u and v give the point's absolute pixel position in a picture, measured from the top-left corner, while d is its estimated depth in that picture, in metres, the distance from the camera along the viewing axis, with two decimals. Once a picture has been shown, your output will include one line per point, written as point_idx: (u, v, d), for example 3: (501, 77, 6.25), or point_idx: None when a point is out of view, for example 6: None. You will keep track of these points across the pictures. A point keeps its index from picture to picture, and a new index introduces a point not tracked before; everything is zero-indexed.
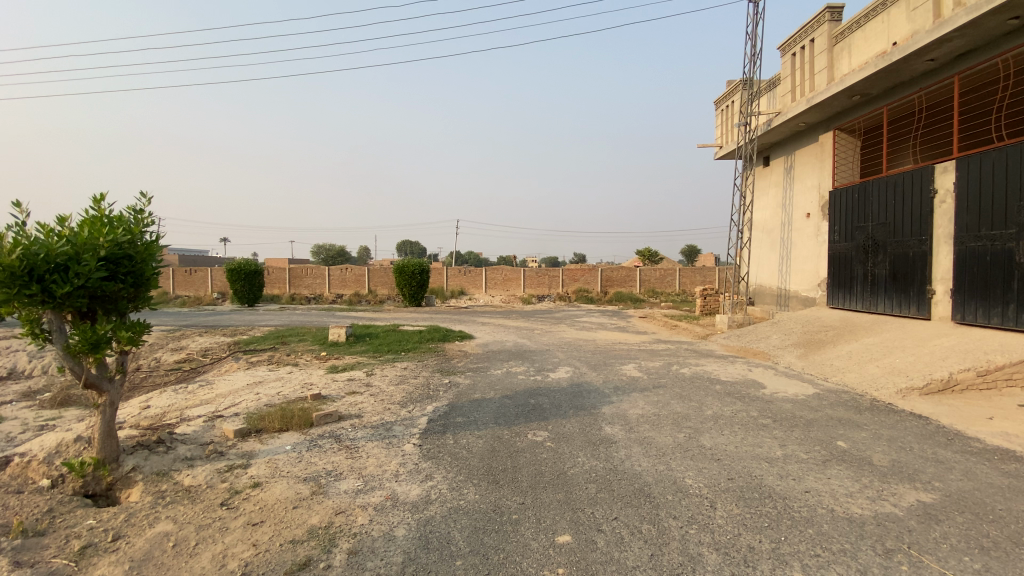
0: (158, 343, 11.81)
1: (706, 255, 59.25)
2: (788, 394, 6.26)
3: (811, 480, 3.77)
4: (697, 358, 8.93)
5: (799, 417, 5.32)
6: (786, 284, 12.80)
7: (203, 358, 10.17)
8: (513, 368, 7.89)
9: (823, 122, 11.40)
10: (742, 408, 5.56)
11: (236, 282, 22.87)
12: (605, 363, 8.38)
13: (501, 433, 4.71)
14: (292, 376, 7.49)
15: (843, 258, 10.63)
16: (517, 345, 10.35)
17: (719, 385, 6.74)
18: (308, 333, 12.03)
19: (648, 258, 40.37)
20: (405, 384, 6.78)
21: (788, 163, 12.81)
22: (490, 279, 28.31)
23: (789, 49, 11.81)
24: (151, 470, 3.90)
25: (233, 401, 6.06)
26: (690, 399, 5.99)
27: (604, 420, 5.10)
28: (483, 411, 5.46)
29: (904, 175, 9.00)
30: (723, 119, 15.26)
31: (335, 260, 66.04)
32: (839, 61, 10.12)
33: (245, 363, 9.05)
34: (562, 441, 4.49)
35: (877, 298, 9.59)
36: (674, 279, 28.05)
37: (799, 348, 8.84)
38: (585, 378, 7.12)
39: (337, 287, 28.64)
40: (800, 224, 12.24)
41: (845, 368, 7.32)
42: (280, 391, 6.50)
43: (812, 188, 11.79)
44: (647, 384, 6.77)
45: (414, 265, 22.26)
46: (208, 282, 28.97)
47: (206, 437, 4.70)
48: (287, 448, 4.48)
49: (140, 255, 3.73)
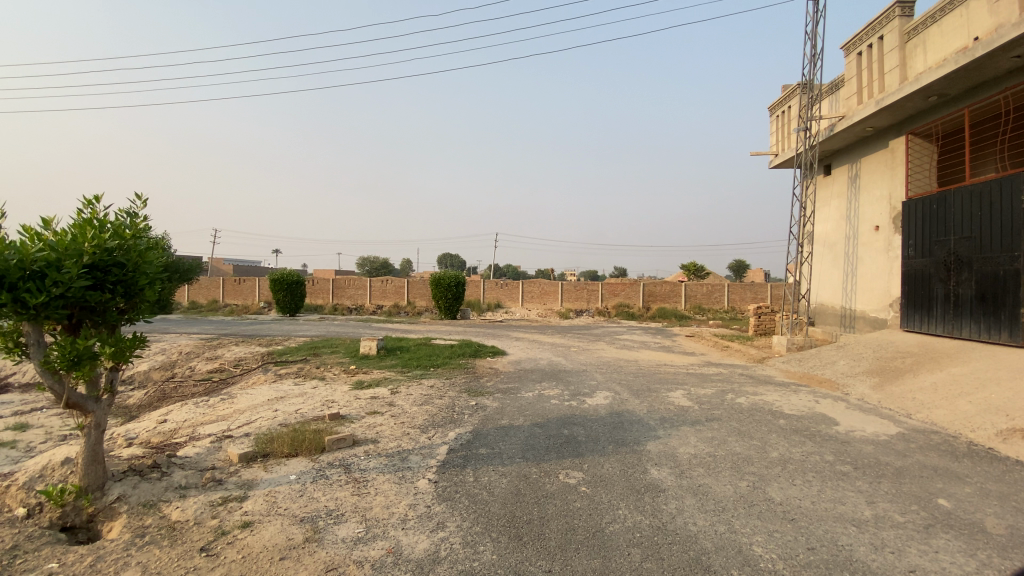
0: (196, 352, 11.85)
1: (754, 270, 56.71)
2: (867, 433, 5.36)
3: (914, 554, 2.92)
4: (753, 385, 8.02)
5: (885, 464, 4.43)
6: (852, 304, 11.64)
7: (235, 369, 10.07)
8: (546, 390, 7.24)
9: (894, 127, 10.31)
10: (814, 452, 4.73)
11: (278, 291, 23.26)
12: (649, 388, 7.62)
13: (529, 471, 4.10)
14: (315, 392, 7.14)
15: (919, 276, 9.48)
16: (552, 363, 9.69)
17: (783, 420, 5.88)
18: (341, 346, 11.78)
19: (692, 272, 38.92)
20: (429, 405, 6.26)
21: (853, 172, 11.71)
22: (529, 292, 27.75)
23: (854, 47, 10.81)
24: (138, 500, 3.61)
25: (248, 418, 5.71)
26: (751, 436, 5.19)
27: (650, 461, 4.40)
28: (509, 442, 4.85)
29: (992, 182, 7.89)
30: (779, 126, 14.26)
31: (378, 271, 67.44)
32: (912, 59, 9.09)
33: (273, 375, 8.80)
34: (599, 485, 3.85)
35: (960, 322, 8.44)
36: (721, 295, 26.67)
37: (873, 377, 7.79)
38: (626, 405, 6.42)
39: (377, 298, 28.78)
40: (869, 238, 11.10)
41: (932, 402, 6.30)
42: (299, 409, 6.11)
43: (882, 199, 10.67)
44: (699, 416, 6.00)
45: (451, 277, 22.02)
46: (255, 291, 29.77)
47: (208, 461, 4.32)
48: (292, 478, 4.02)
49: (132, 263, 3.48)
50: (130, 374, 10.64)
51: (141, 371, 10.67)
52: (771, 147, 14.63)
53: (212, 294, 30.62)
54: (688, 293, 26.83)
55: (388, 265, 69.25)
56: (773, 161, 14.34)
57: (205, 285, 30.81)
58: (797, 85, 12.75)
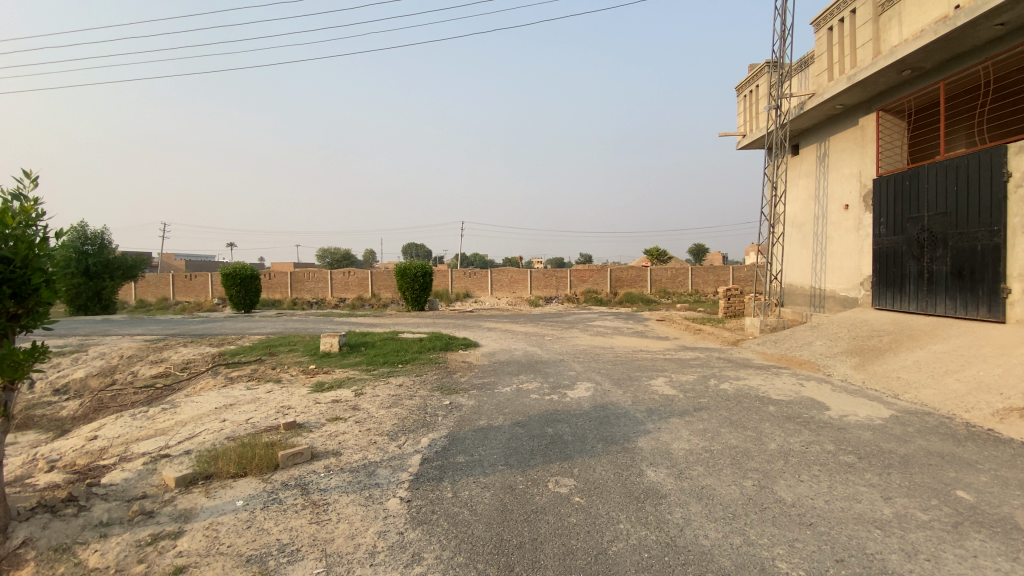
0: (138, 355, 10.82)
1: (714, 254, 57.93)
2: (861, 418, 5.16)
3: (952, 561, 2.64)
4: (736, 369, 7.79)
5: (889, 453, 4.21)
6: (822, 283, 11.65)
7: (182, 373, 9.19)
8: (524, 384, 6.80)
9: (864, 104, 10.26)
10: (814, 441, 4.46)
11: (232, 287, 21.92)
12: (630, 377, 7.28)
13: (514, 481, 3.65)
14: (270, 396, 6.46)
15: (892, 254, 9.47)
16: (528, 354, 9.25)
17: (772, 407, 5.63)
18: (300, 343, 11.00)
19: (655, 257, 39.22)
20: (398, 407, 5.72)
21: (822, 150, 11.67)
22: (496, 281, 27.23)
23: (824, 23, 10.68)
24: (49, 544, 2.89)
25: (191, 432, 5.02)
26: (744, 427, 4.89)
27: (645, 461, 4.01)
28: (489, 446, 4.39)
29: (969, 157, 7.85)
30: (746, 106, 14.18)
31: (340, 263, 65.80)
32: (886, 33, 8.97)
33: (224, 379, 8.02)
34: (594, 494, 3.43)
35: (935, 299, 8.46)
36: (686, 279, 26.89)
37: (853, 358, 7.69)
38: (609, 397, 6.06)
39: (339, 291, 27.69)
40: (838, 217, 11.09)
41: (918, 382, 6.19)
42: (251, 418, 5.44)
43: (852, 177, 10.65)
44: (686, 405, 5.67)
45: (416, 267, 21.29)
46: (209, 287, 28.18)
47: (137, 489, 3.65)
48: (238, 505, 3.43)
49: (20, 257, 2.80)
50: (63, 383, 9.58)
51: (76, 379, 9.62)
52: (738, 127, 14.54)
53: (160, 291, 28.77)
54: (654, 278, 26.93)
55: (349, 257, 67.44)
56: (741, 142, 14.24)
57: (153, 282, 28.96)
58: (766, 63, 12.62)
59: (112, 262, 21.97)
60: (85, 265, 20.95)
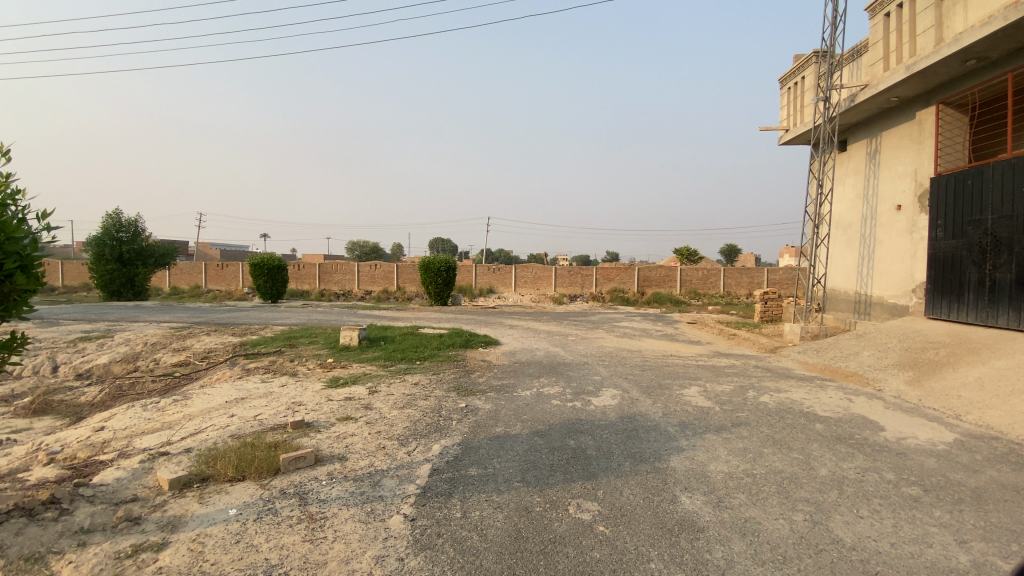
0: (162, 343, 10.85)
1: (747, 255, 56.29)
2: (920, 442, 4.59)
3: None
4: (775, 380, 7.22)
5: (961, 485, 3.67)
6: (869, 289, 10.89)
7: (201, 362, 9.13)
8: (546, 388, 6.42)
9: (923, 96, 9.46)
10: (870, 468, 3.95)
11: (259, 277, 22.14)
12: (660, 385, 6.81)
13: (530, 502, 3.28)
14: (283, 391, 6.25)
15: (950, 259, 8.70)
16: (551, 355, 8.85)
17: (819, 425, 5.11)
18: (320, 335, 10.87)
19: (685, 257, 38.20)
20: (412, 408, 5.41)
21: (873, 146, 10.89)
22: (521, 277, 26.87)
23: (879, 9, 9.91)
24: (20, 554, 2.66)
25: (197, 427, 4.83)
26: (789, 448, 4.41)
27: (679, 486, 3.58)
28: (506, 458, 4.02)
29: None
30: (790, 99, 13.42)
31: (368, 256, 66.75)
32: (949, 19, 8.19)
33: (240, 370, 7.89)
34: (621, 523, 3.03)
35: (999, 310, 7.71)
36: (717, 280, 26.02)
37: (906, 372, 7.04)
38: (637, 407, 5.64)
39: (365, 284, 27.77)
40: (890, 218, 10.32)
41: (982, 402, 5.56)
42: (260, 414, 5.21)
43: (907, 175, 9.87)
44: (723, 420, 5.20)
45: (440, 261, 21.10)
46: (239, 276, 28.68)
47: (129, 491, 3.43)
48: (230, 514, 3.16)
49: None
50: (87, 368, 9.66)
51: (100, 365, 9.68)
52: (781, 122, 13.80)
53: (193, 279, 29.39)
54: (683, 278, 26.16)
55: (377, 250, 68.25)
56: (784, 136, 13.52)
57: (186, 269, 29.62)
58: (813, 53, 11.86)
59: (145, 249, 22.46)
60: (119, 252, 21.46)
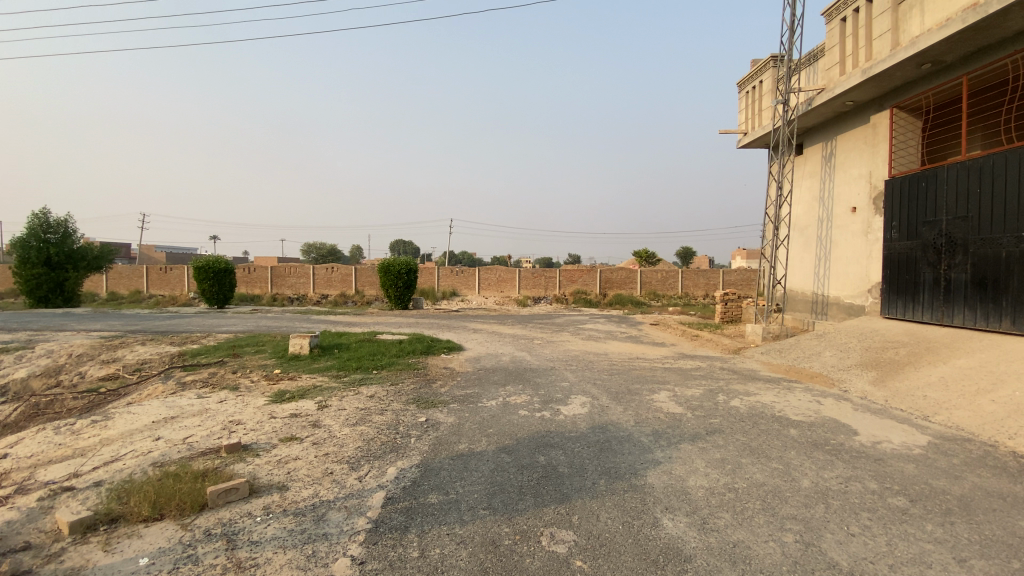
0: (90, 354, 9.87)
1: (701, 257, 57.95)
2: (895, 446, 4.49)
3: None
4: (743, 383, 7.12)
5: (945, 493, 3.52)
6: (826, 289, 11.09)
7: (132, 375, 8.29)
8: (512, 397, 6.04)
9: (877, 101, 9.67)
10: (852, 478, 3.78)
11: (204, 281, 20.83)
12: (629, 390, 6.57)
13: (497, 535, 2.90)
14: (222, 407, 5.64)
15: (905, 260, 8.88)
16: (516, 361, 8.48)
17: (793, 430, 4.97)
18: (269, 343, 10.14)
19: (644, 259, 38.72)
20: (366, 425, 4.93)
21: (829, 150, 11.10)
22: (484, 279, 26.46)
23: (836, 14, 10.07)
24: None
25: (114, 454, 4.20)
26: (767, 457, 4.20)
27: (659, 506, 3.28)
28: (470, 481, 3.63)
29: (993, 157, 7.27)
30: (748, 103, 13.62)
31: (325, 259, 64.82)
32: (905, 23, 8.32)
33: (176, 383, 7.15)
34: (601, 556, 2.70)
35: (953, 309, 7.88)
36: (676, 281, 26.43)
37: (869, 372, 7.06)
38: (607, 415, 5.36)
39: (320, 287, 26.68)
40: (845, 220, 10.52)
41: (948, 402, 5.55)
42: (191, 435, 4.62)
43: (862, 178, 10.07)
44: (697, 428, 4.97)
45: (400, 264, 20.46)
46: (184, 280, 27.04)
47: (16, 541, 2.85)
48: (139, 565, 2.63)
49: None
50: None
51: (15, 381, 8.67)
52: (739, 125, 13.98)
53: (133, 284, 27.49)
54: (644, 280, 26.42)
55: (334, 253, 66.31)
56: (742, 140, 13.70)
57: (126, 274, 27.71)
58: (771, 57, 12.04)
59: (77, 251, 20.78)
60: (46, 254, 19.77)
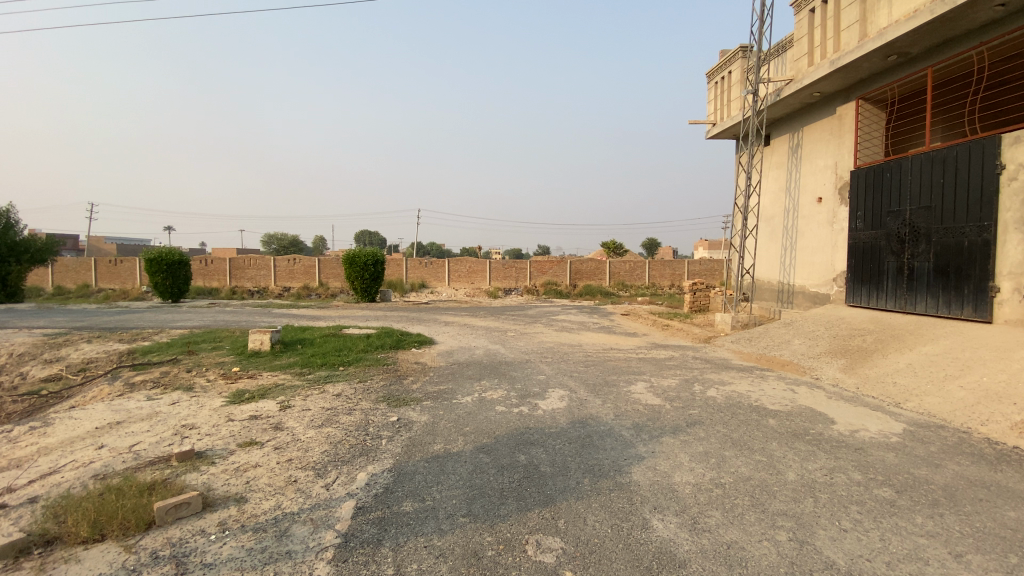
0: (29, 353, 9.11)
1: (666, 248, 59.09)
2: (872, 434, 4.50)
3: None
4: (718, 372, 7.11)
5: (928, 482, 3.51)
6: (791, 278, 11.30)
7: (76, 376, 7.66)
8: (488, 393, 5.81)
9: (843, 93, 9.82)
10: (836, 469, 3.73)
11: (157, 274, 19.72)
12: (606, 382, 6.45)
13: (480, 545, 2.69)
14: (175, 410, 5.22)
15: (869, 249, 9.07)
16: (490, 354, 8.27)
17: (772, 420, 4.94)
18: (228, 339, 9.60)
19: (612, 250, 39.12)
20: (333, 427, 4.62)
21: (795, 140, 11.24)
22: (453, 271, 26.06)
23: (805, 5, 10.15)
24: None
25: (51, 465, 3.77)
26: (750, 449, 4.13)
27: (647, 506, 3.14)
28: (446, 485, 3.40)
29: (956, 148, 7.43)
30: (716, 94, 13.69)
31: (287, 251, 62.85)
32: (873, 14, 8.40)
33: (124, 384, 6.61)
34: (591, 564, 2.52)
35: (916, 296, 8.09)
36: (643, 271, 26.73)
37: (839, 359, 7.16)
38: (586, 409, 5.22)
39: (283, 280, 25.75)
40: (810, 211, 10.70)
41: (917, 388, 5.66)
42: (139, 442, 4.22)
43: (827, 169, 10.24)
44: (678, 420, 4.87)
45: (367, 255, 19.89)
46: (136, 273, 25.62)
47: None
48: None
49: None
50: None
51: None
52: (708, 116, 14.05)
53: (80, 276, 25.90)
54: (612, 270, 26.59)
55: (297, 246, 64.59)
56: (711, 131, 13.78)
57: (72, 267, 26.07)
58: (740, 48, 12.09)
59: (17, 244, 19.31)
60: None
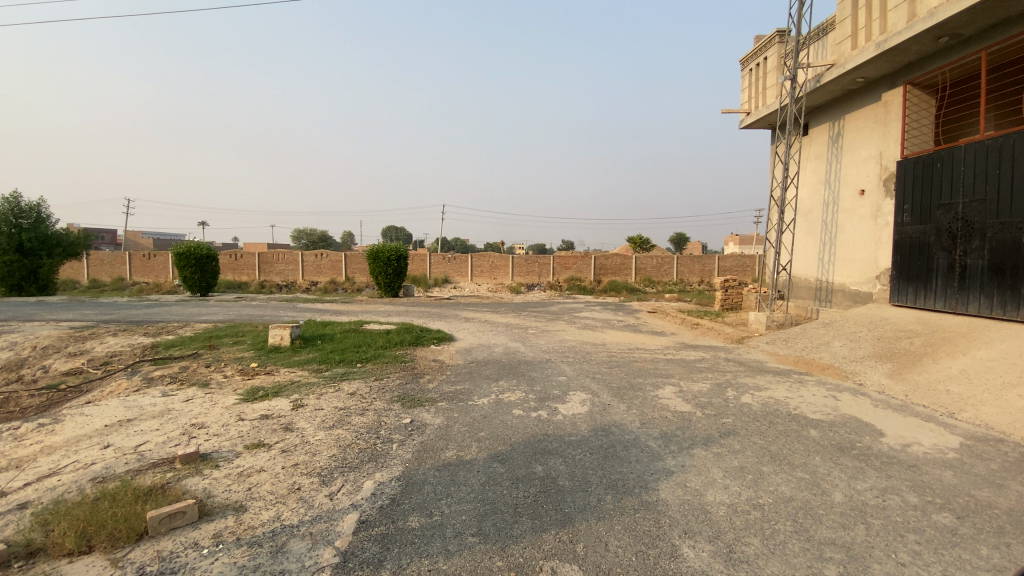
0: (56, 347, 9.24)
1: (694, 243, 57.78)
2: (926, 449, 4.06)
3: None
4: (752, 376, 6.69)
5: (994, 506, 3.11)
6: (830, 275, 10.68)
7: (98, 370, 7.70)
8: (505, 394, 5.55)
9: (889, 78, 9.18)
10: (888, 490, 3.34)
11: (186, 268, 20.09)
12: (632, 385, 6.11)
13: (488, 571, 2.43)
14: (187, 408, 5.12)
15: (917, 245, 8.46)
16: (510, 353, 8.00)
17: (813, 431, 4.54)
18: (249, 334, 9.58)
19: (638, 245, 38.37)
20: (343, 429, 4.44)
21: (836, 129, 10.60)
22: (476, 266, 25.87)
23: None
24: None
25: (53, 466, 3.67)
26: (790, 464, 3.77)
27: (676, 530, 2.83)
28: (456, 499, 3.15)
29: (1015, 136, 6.80)
30: (751, 81, 13.05)
31: (315, 245, 63.86)
32: None
33: (141, 379, 6.59)
34: None
35: (969, 296, 7.49)
36: (671, 267, 26.03)
37: (885, 363, 6.65)
38: (610, 414, 4.91)
39: (310, 274, 26.02)
40: (852, 204, 10.07)
41: (973, 397, 5.16)
42: (146, 442, 4.10)
43: (871, 159, 9.61)
44: (709, 430, 4.51)
45: (390, 249, 19.84)
46: (168, 268, 26.23)
47: None
48: None
49: None
50: None
51: None
52: (742, 104, 13.42)
53: (116, 271, 26.69)
54: (638, 266, 25.98)
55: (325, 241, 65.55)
56: (745, 120, 13.17)
57: (108, 261, 26.85)
58: (778, 32, 11.44)
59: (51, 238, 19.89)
60: (18, 240, 18.91)
